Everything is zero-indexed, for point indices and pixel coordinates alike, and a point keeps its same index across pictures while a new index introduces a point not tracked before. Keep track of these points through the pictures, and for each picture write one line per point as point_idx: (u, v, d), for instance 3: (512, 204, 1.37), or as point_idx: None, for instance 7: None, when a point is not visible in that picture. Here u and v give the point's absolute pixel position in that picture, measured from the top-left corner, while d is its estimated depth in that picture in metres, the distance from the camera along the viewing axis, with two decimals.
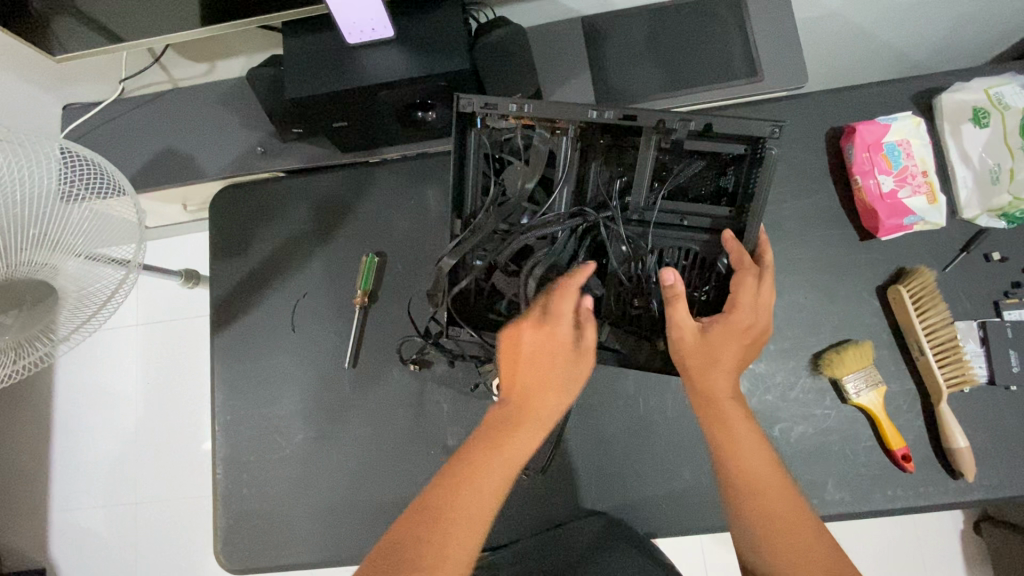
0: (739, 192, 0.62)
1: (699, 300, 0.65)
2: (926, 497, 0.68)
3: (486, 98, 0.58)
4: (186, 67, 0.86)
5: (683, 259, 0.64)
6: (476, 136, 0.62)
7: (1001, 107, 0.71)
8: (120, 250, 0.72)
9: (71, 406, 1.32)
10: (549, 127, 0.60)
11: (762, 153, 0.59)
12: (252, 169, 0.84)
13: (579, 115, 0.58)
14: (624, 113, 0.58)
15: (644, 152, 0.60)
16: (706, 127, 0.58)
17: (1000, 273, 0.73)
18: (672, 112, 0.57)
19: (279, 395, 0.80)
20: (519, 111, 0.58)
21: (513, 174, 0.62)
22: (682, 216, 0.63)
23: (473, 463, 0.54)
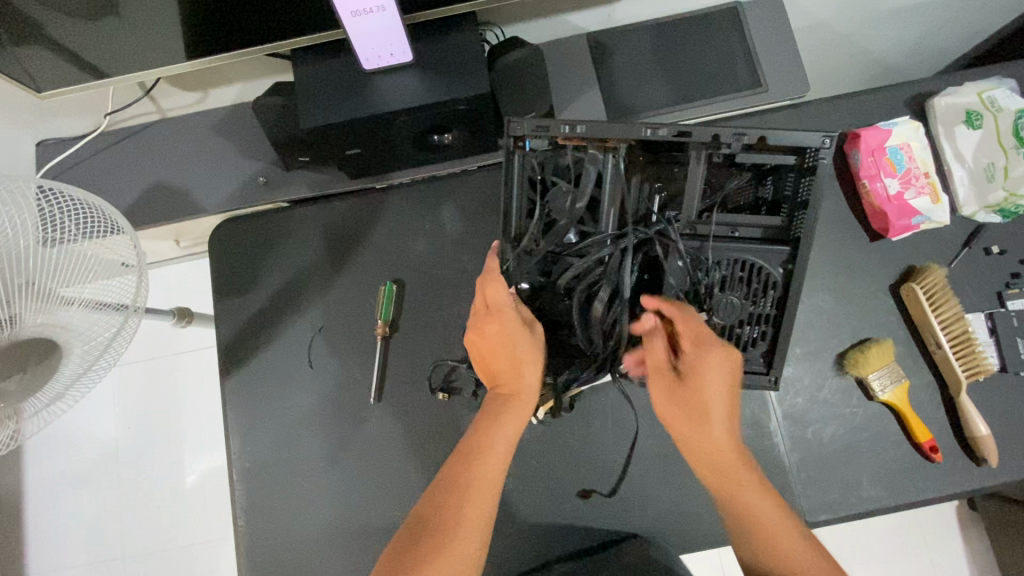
0: (789, 201, 0.62)
1: (762, 315, 0.63)
2: (954, 485, 0.71)
3: (539, 119, 0.57)
4: (177, 97, 0.80)
5: (740, 270, 0.62)
6: (522, 158, 0.60)
7: (994, 109, 0.75)
8: (120, 293, 0.67)
9: (45, 462, 1.22)
10: (600, 146, 0.60)
11: (813, 162, 0.59)
12: (255, 200, 0.80)
13: (633, 134, 0.58)
14: (678, 130, 0.58)
15: (693, 167, 0.61)
16: (759, 140, 0.58)
17: (1002, 265, 0.77)
18: (726, 127, 0.58)
19: (300, 436, 0.76)
20: (571, 131, 0.58)
21: (560, 196, 0.62)
22: (734, 228, 0.63)
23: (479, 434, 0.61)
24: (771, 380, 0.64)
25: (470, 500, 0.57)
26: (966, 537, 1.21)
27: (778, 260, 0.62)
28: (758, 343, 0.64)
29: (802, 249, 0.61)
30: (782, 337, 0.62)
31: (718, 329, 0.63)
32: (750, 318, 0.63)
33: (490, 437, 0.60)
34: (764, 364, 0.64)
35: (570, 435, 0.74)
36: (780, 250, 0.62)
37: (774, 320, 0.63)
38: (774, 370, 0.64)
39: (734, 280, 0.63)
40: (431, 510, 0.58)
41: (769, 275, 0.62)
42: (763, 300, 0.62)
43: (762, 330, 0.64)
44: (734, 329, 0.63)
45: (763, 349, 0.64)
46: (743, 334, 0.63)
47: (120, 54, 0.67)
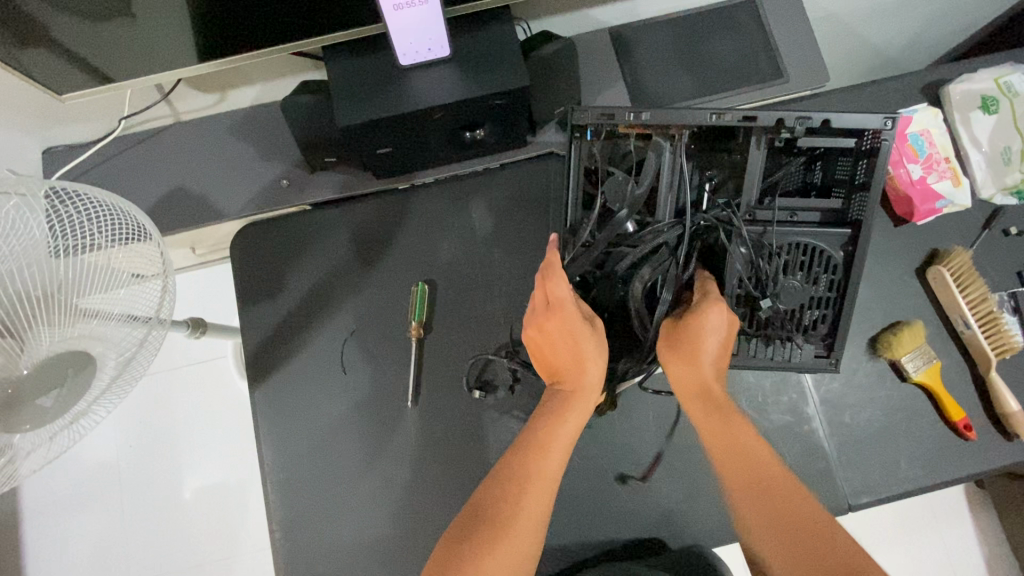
0: (846, 185, 0.63)
1: (823, 298, 0.64)
2: (988, 461, 0.72)
3: (603, 108, 0.59)
4: (194, 99, 0.78)
5: (802, 254, 0.63)
6: (581, 148, 0.62)
7: (1010, 94, 0.77)
8: (144, 305, 0.63)
9: (46, 488, 1.16)
10: (661, 133, 0.61)
11: (872, 145, 0.60)
12: (278, 204, 0.78)
13: (696, 120, 0.59)
14: (741, 115, 0.59)
15: (754, 153, 0.62)
16: (823, 124, 0.59)
17: (1020, 245, 0.79)
18: (789, 112, 0.59)
19: (336, 443, 0.74)
20: (635, 119, 0.60)
21: (617, 185, 0.62)
22: (793, 212, 0.63)
23: (541, 431, 0.59)
24: (833, 362, 0.65)
25: (529, 496, 0.56)
26: (976, 516, 1.23)
27: (837, 243, 0.63)
28: (819, 326, 0.65)
29: (863, 231, 0.62)
30: (843, 319, 0.64)
31: (780, 312, 0.64)
32: (810, 301, 0.65)
33: (552, 434, 0.59)
34: (825, 347, 0.66)
35: (613, 430, 0.73)
36: (840, 233, 0.63)
37: (834, 302, 0.65)
38: (835, 351, 0.65)
39: (796, 265, 0.63)
40: (485, 502, 0.56)
41: (831, 257, 0.63)
42: (823, 282, 0.64)
43: (823, 312, 0.65)
44: (795, 311, 0.65)
45: (824, 330, 0.66)
46: (805, 316, 0.65)
47: (140, 56, 0.64)
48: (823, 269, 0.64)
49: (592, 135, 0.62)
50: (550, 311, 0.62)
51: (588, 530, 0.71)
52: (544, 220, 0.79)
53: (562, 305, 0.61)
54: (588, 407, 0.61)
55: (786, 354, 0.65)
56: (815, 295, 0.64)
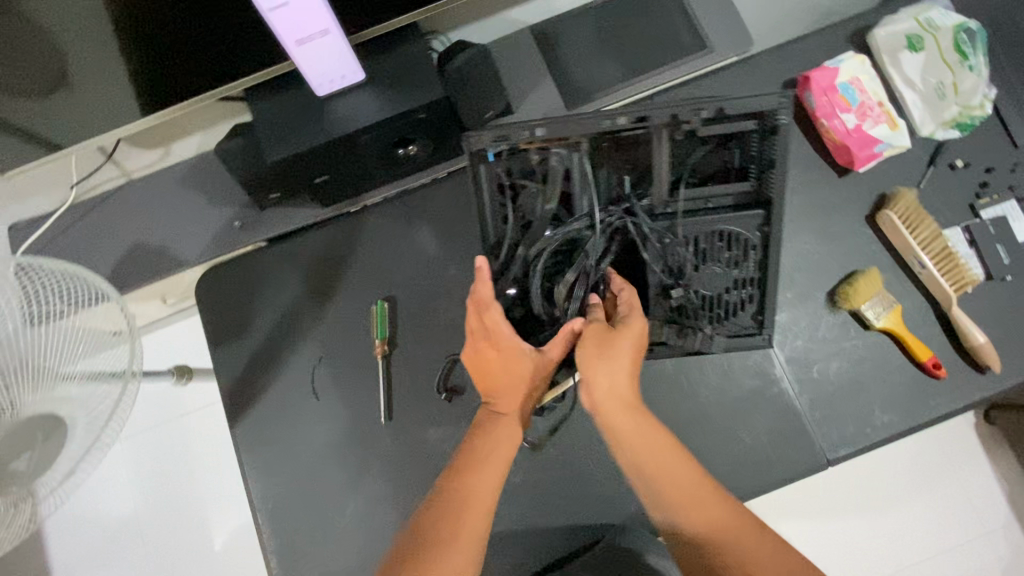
0: (757, 162, 0.61)
1: (747, 278, 0.64)
2: (963, 397, 0.72)
3: (499, 131, 0.58)
4: (140, 155, 0.80)
5: (718, 240, 0.63)
6: (490, 168, 0.61)
7: (933, 29, 0.77)
8: (118, 362, 0.66)
9: (67, 549, 1.19)
10: (563, 145, 0.60)
11: (770, 124, 0.59)
12: (233, 245, 0.81)
13: (593, 128, 0.59)
14: (636, 116, 0.59)
15: (658, 146, 0.60)
16: (717, 113, 0.59)
17: (969, 177, 0.78)
18: (683, 106, 0.58)
19: (318, 467, 0.76)
20: (532, 136, 0.59)
21: (531, 197, 0.63)
22: (706, 199, 0.63)
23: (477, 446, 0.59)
24: (763, 337, 0.65)
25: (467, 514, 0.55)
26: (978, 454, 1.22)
27: (752, 224, 0.63)
28: (745, 306, 0.65)
29: (774, 210, 0.61)
30: (769, 297, 0.63)
31: (700, 298, 0.64)
32: (732, 284, 0.64)
33: (489, 450, 0.58)
34: (755, 323, 0.65)
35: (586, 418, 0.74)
36: (753, 215, 0.62)
37: (759, 280, 0.64)
38: (765, 326, 0.65)
39: (713, 250, 0.64)
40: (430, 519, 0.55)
41: (747, 239, 0.63)
42: (744, 265, 0.63)
43: (747, 293, 0.64)
44: (718, 296, 0.64)
45: (752, 310, 0.65)
46: (728, 299, 0.64)
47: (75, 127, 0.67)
48: (742, 251, 0.64)
49: (497, 154, 0.61)
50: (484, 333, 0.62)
51: (574, 519, 0.72)
52: None
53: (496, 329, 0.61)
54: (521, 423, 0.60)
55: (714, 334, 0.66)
56: (737, 278, 0.64)
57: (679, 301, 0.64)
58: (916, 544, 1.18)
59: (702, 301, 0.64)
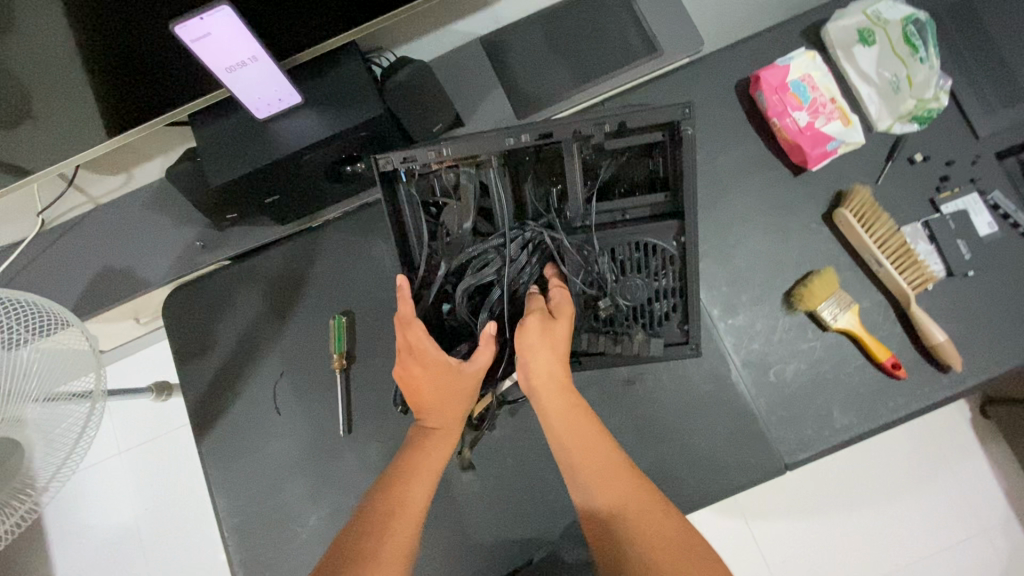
0: (667, 172, 0.61)
1: (667, 288, 0.63)
2: (925, 397, 0.70)
3: (405, 153, 0.57)
4: (102, 182, 0.82)
5: (637, 251, 0.63)
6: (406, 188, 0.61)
7: (882, 23, 0.75)
8: (81, 382, 0.69)
9: (60, 565, 1.21)
10: (473, 163, 0.60)
11: (678, 135, 0.57)
12: (197, 264, 0.83)
13: (499, 145, 0.58)
14: (540, 132, 0.57)
15: (569, 159, 0.59)
16: (620, 126, 0.57)
17: (928, 172, 0.76)
18: (585, 119, 0.57)
19: (281, 481, 0.77)
20: (441, 155, 0.58)
21: (449, 215, 0.62)
22: (623, 211, 0.63)
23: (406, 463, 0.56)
24: (692, 346, 0.64)
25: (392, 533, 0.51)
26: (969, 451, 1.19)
27: (669, 234, 0.62)
28: (669, 315, 0.64)
29: (688, 219, 0.60)
30: (692, 306, 0.63)
31: (625, 309, 0.63)
32: (656, 294, 0.63)
33: (416, 467, 0.56)
34: (682, 333, 0.65)
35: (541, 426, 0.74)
36: (668, 225, 0.62)
37: (682, 289, 0.64)
38: (693, 336, 0.64)
39: (633, 262, 0.63)
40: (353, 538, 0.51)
41: (665, 249, 0.62)
42: (664, 275, 0.63)
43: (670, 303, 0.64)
44: (643, 307, 0.64)
45: (678, 319, 0.65)
46: (654, 309, 0.64)
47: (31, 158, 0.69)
48: (662, 262, 0.63)
49: (409, 174, 0.61)
50: (411, 352, 0.59)
51: (530, 529, 0.72)
52: None
53: (422, 347, 0.58)
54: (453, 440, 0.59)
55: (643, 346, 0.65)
56: (659, 288, 0.63)
57: (607, 312, 0.63)
58: (909, 546, 1.15)
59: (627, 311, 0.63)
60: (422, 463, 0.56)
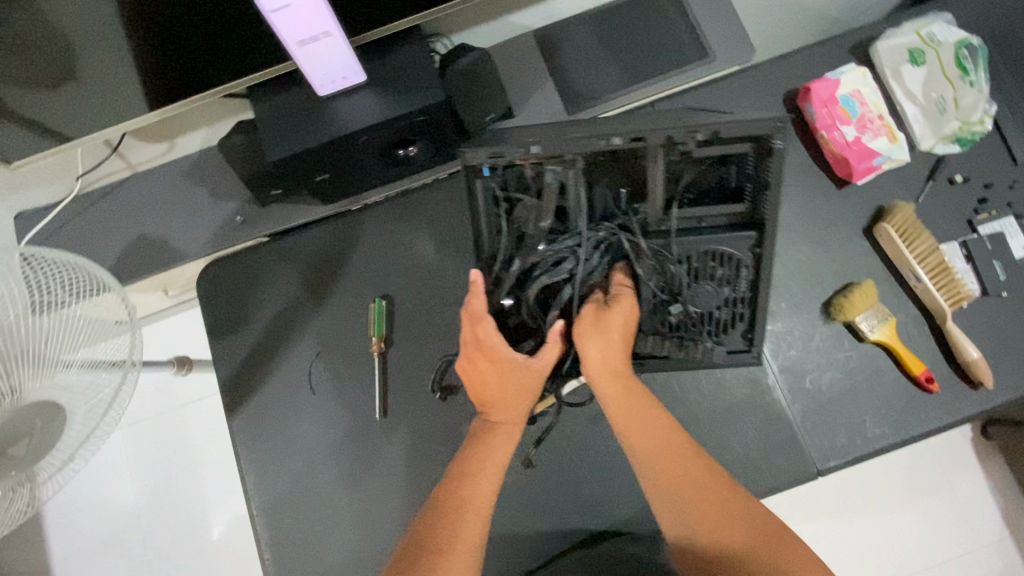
0: (752, 182, 0.61)
1: (738, 297, 0.64)
2: (955, 411, 0.72)
3: (495, 148, 0.58)
4: (144, 150, 0.81)
5: (711, 259, 0.63)
6: (486, 182, 0.62)
7: (935, 44, 0.77)
8: (116, 350, 0.67)
9: (66, 536, 1.21)
10: (560, 162, 0.61)
11: (767, 147, 0.58)
12: (236, 239, 0.82)
13: (587, 147, 0.58)
14: (631, 137, 0.58)
15: (653, 166, 0.60)
16: (711, 136, 0.57)
17: (968, 192, 0.78)
18: (679, 128, 0.57)
19: (313, 461, 0.77)
20: (529, 152, 0.59)
21: (526, 212, 0.63)
22: (700, 219, 0.63)
23: (470, 459, 0.60)
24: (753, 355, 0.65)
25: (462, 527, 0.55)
26: (975, 467, 1.21)
27: (745, 245, 0.63)
28: (736, 324, 0.65)
29: (767, 231, 0.61)
30: (759, 315, 0.63)
31: (693, 316, 0.64)
32: (725, 301, 0.64)
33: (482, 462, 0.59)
34: (745, 342, 0.66)
35: (579, 422, 0.74)
36: (746, 236, 0.62)
37: (750, 299, 0.64)
38: (756, 345, 0.65)
39: (706, 270, 0.64)
40: (424, 533, 0.55)
41: (740, 259, 0.63)
42: (736, 284, 0.64)
43: (737, 312, 0.65)
44: (711, 313, 0.65)
45: (744, 329, 0.65)
46: (721, 316, 0.65)
47: (81, 122, 0.67)
48: (735, 272, 0.63)
49: (492, 168, 0.62)
50: (479, 346, 0.61)
51: (563, 522, 0.72)
52: None
53: (492, 342, 0.60)
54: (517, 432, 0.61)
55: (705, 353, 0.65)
56: (732, 299, 0.64)
57: (676, 317, 0.64)
58: (909, 555, 1.18)
59: (696, 319, 0.64)
60: (487, 457, 0.59)
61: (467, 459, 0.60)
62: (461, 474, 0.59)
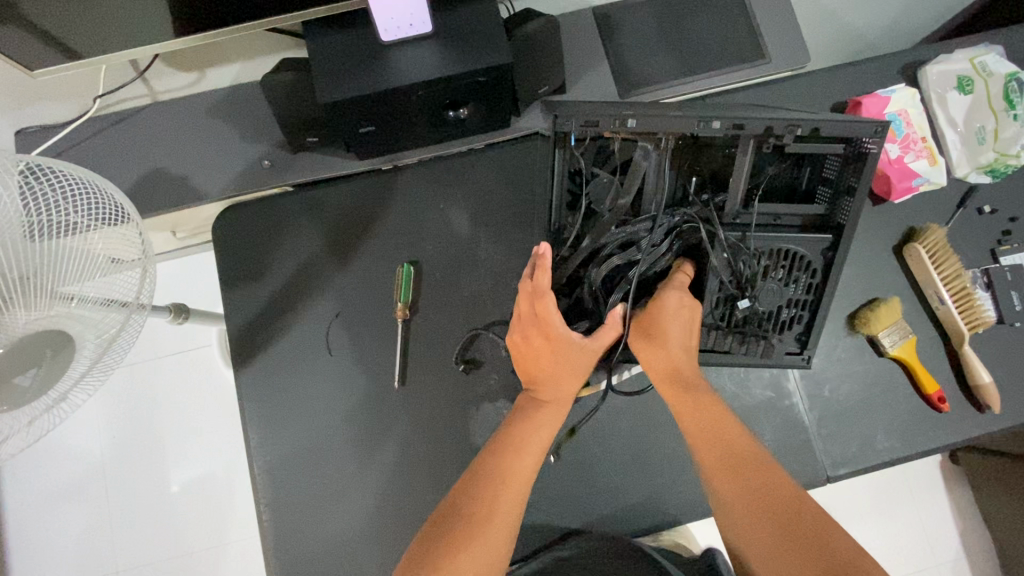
0: (832, 186, 0.62)
1: (800, 299, 0.65)
2: (960, 431, 0.75)
3: (588, 115, 0.57)
4: (174, 77, 0.76)
5: (782, 259, 0.64)
6: (567, 153, 0.61)
7: (985, 74, 0.79)
8: (123, 286, 0.63)
9: (27, 482, 1.14)
10: (650, 140, 0.59)
11: (859, 151, 0.58)
12: (260, 184, 0.77)
13: (684, 128, 0.57)
14: (732, 122, 0.57)
15: (742, 156, 0.60)
16: (811, 132, 0.57)
17: (993, 223, 0.80)
18: (778, 119, 0.56)
19: (322, 423, 0.74)
20: (622, 126, 0.57)
21: (601, 188, 0.63)
22: (775, 216, 0.64)
23: (515, 431, 0.61)
24: (804, 358, 0.67)
25: (502, 494, 0.56)
26: (954, 490, 1.23)
27: (818, 247, 0.63)
28: (794, 325, 0.66)
29: (844, 236, 0.62)
30: (819, 318, 0.65)
31: (759, 314, 0.65)
32: (787, 302, 0.65)
33: (527, 436, 0.60)
34: (798, 345, 0.67)
35: (601, 408, 0.74)
36: (821, 239, 0.62)
37: (812, 303, 0.65)
38: (808, 348, 0.66)
39: (776, 269, 0.64)
40: (462, 498, 0.57)
41: (810, 261, 0.64)
42: (801, 285, 0.64)
43: (797, 313, 0.66)
44: (774, 313, 0.65)
45: (799, 330, 0.66)
46: (783, 316, 0.66)
47: (110, 37, 0.62)
48: (802, 272, 0.64)
49: (577, 139, 0.61)
50: (536, 322, 0.63)
51: (575, 506, 0.72)
52: (529, 201, 0.80)
53: (548, 320, 0.62)
54: (562, 413, 0.62)
55: (765, 349, 0.66)
56: (795, 300, 0.65)
57: (741, 313, 0.65)
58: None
59: (760, 314, 0.65)
60: (533, 431, 0.60)
61: (511, 430, 0.61)
62: (504, 444, 0.60)
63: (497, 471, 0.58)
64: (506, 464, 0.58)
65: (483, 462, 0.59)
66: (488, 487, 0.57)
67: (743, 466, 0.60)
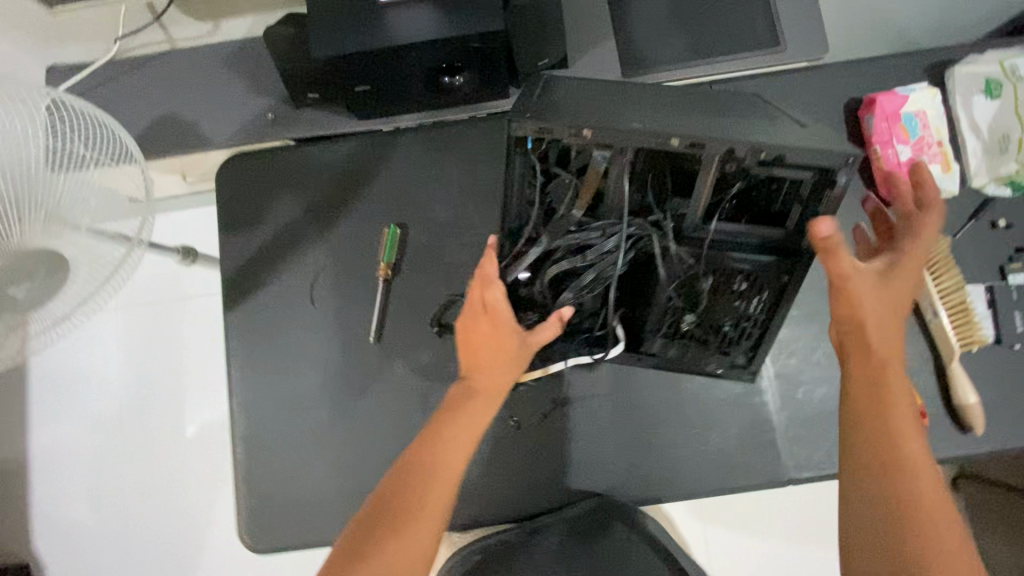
0: (805, 210, 0.58)
1: (751, 318, 0.67)
2: (938, 449, 0.72)
3: (540, 122, 0.53)
4: (189, 25, 0.80)
5: (734, 279, 0.65)
6: (523, 152, 0.58)
7: (1015, 78, 0.74)
8: (122, 225, 0.66)
9: (54, 398, 1.24)
10: (607, 148, 0.55)
11: (831, 180, 0.55)
12: (262, 136, 0.80)
13: (643, 141, 0.53)
14: (691, 140, 0.53)
15: (705, 173, 0.56)
16: (777, 157, 0.53)
17: (1006, 238, 0.76)
18: (742, 142, 0.52)
19: (300, 369, 0.78)
20: (576, 134, 0.54)
21: (559, 190, 0.61)
22: (737, 235, 0.63)
23: (448, 425, 0.61)
24: (749, 369, 0.71)
25: (430, 490, 0.58)
26: None
27: (774, 271, 0.63)
28: (742, 340, 0.69)
29: (800, 265, 0.61)
30: (765, 338, 0.67)
31: (704, 328, 0.68)
32: (736, 319, 0.67)
33: (460, 432, 0.61)
34: (745, 358, 0.71)
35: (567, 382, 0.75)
36: (777, 264, 0.62)
37: (761, 322, 0.67)
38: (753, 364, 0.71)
39: (725, 287, 0.65)
40: (393, 487, 0.58)
41: (763, 283, 0.64)
42: (754, 305, 0.65)
43: (746, 330, 0.68)
44: (720, 327, 0.68)
45: (747, 345, 0.70)
46: (729, 331, 0.69)
47: None
48: (755, 293, 0.65)
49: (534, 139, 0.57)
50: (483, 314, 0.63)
51: (532, 474, 0.74)
52: None
53: (497, 309, 0.63)
54: (495, 408, 0.63)
55: (707, 359, 0.71)
56: (746, 318, 0.67)
57: (687, 326, 0.68)
58: None
59: (707, 327, 0.68)
60: (465, 429, 0.61)
61: (444, 423, 0.61)
62: (438, 438, 0.60)
63: (426, 466, 0.59)
64: (435, 460, 0.59)
65: (415, 454, 0.60)
66: (418, 478, 0.58)
67: (911, 464, 0.51)
